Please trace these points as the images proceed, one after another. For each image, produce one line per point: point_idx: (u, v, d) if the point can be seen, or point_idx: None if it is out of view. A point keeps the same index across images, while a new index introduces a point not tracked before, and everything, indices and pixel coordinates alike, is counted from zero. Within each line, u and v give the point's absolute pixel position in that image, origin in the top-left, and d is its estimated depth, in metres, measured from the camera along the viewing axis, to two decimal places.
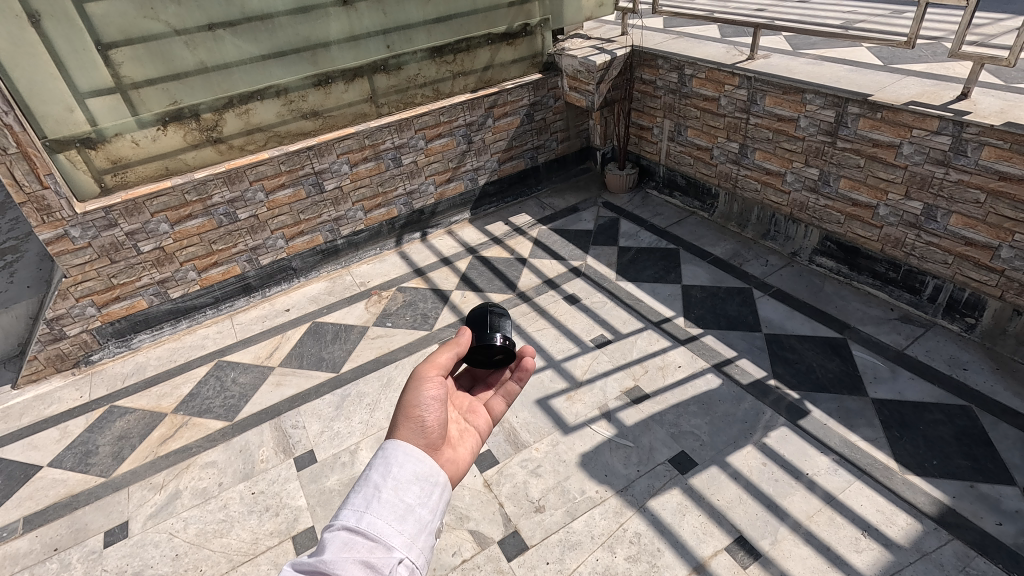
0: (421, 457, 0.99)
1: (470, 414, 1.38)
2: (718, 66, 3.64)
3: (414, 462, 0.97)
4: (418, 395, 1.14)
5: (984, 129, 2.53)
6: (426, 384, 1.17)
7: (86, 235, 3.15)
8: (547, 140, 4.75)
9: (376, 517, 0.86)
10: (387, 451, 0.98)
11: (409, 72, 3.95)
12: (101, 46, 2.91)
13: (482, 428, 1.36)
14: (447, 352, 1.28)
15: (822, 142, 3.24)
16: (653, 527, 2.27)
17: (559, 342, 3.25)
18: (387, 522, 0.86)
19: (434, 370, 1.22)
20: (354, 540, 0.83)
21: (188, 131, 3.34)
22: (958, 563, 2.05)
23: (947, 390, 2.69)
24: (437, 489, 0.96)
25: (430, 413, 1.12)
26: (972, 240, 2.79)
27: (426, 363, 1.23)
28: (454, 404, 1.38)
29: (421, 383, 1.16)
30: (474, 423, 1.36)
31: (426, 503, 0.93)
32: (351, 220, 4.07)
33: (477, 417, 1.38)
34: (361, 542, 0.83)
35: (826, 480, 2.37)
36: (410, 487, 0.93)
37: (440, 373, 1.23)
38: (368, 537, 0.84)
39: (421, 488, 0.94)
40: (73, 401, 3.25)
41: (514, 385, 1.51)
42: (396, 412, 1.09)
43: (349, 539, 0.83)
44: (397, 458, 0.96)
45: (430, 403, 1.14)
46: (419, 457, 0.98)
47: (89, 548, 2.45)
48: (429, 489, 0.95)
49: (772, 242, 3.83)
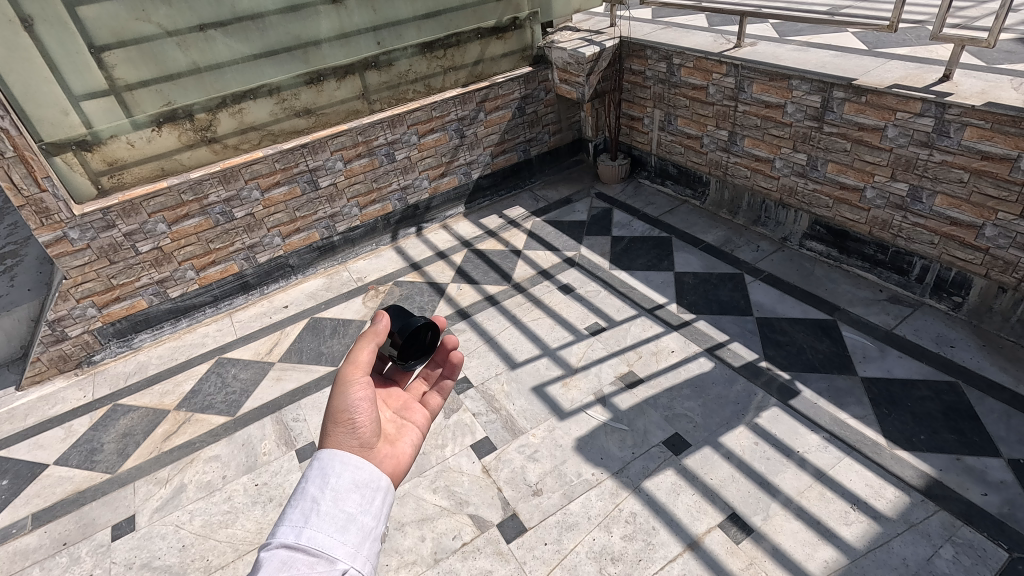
0: (359, 465, 1.01)
1: (404, 411, 1.35)
2: (706, 55, 3.67)
3: (353, 470, 0.99)
4: (345, 399, 1.09)
5: (965, 110, 2.57)
6: (352, 387, 1.11)
7: (85, 237, 3.19)
8: (538, 134, 4.79)
9: (316, 531, 0.86)
10: (322, 463, 0.99)
11: (400, 67, 3.99)
12: (94, 49, 2.95)
13: (421, 422, 1.35)
14: (369, 345, 1.17)
15: (809, 127, 3.29)
16: (648, 507, 2.32)
17: (555, 331, 3.29)
18: (329, 534, 0.87)
19: (358, 372, 1.15)
20: (293, 557, 0.83)
21: (183, 131, 3.38)
22: (945, 532, 2.10)
23: (935, 367, 2.74)
24: (379, 495, 0.99)
25: (362, 414, 1.10)
26: (956, 220, 2.84)
27: (348, 365, 1.15)
28: (388, 404, 1.35)
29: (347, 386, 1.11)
30: (410, 417, 1.34)
31: (368, 510, 0.95)
32: (347, 216, 4.11)
33: (413, 411, 1.36)
34: (301, 558, 0.83)
35: (816, 457, 2.43)
36: (351, 496, 0.95)
37: (365, 373, 1.16)
38: (308, 553, 0.84)
39: (361, 497, 0.97)
40: (77, 401, 3.29)
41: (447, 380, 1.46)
42: (325, 419, 1.06)
43: (288, 556, 0.82)
44: (334, 469, 0.98)
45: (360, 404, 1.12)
46: (357, 465, 1.00)
47: (98, 542, 2.50)
48: (369, 495, 0.98)
49: (763, 228, 3.88)
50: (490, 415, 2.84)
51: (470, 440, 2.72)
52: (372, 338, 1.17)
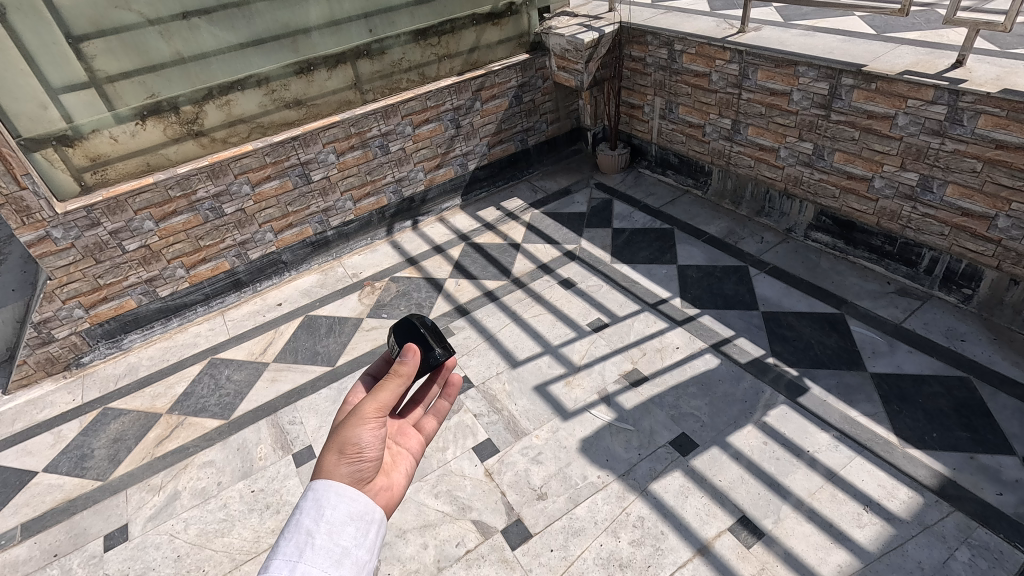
0: (355, 496, 0.93)
1: (399, 437, 1.24)
2: (709, 41, 3.56)
3: (348, 502, 0.91)
4: (356, 434, 1.01)
5: (980, 98, 2.49)
6: (365, 423, 1.03)
7: (69, 236, 3.08)
8: (536, 123, 4.68)
9: (310, 565, 0.79)
10: (317, 494, 0.90)
11: (393, 56, 3.86)
12: (71, 40, 2.81)
13: (415, 449, 1.25)
14: (392, 387, 1.09)
15: (816, 116, 3.19)
16: (656, 511, 2.26)
17: (556, 328, 3.22)
18: (323, 568, 0.79)
19: (376, 410, 1.06)
20: None
21: (168, 125, 3.25)
22: (960, 535, 2.06)
23: (946, 362, 2.69)
24: (373, 527, 0.91)
25: (369, 450, 1.02)
26: (968, 211, 2.77)
27: (368, 403, 1.06)
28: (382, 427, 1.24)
29: (360, 423, 1.03)
30: (405, 445, 1.23)
31: (362, 543, 0.88)
32: (341, 210, 4.01)
33: (408, 438, 1.26)
34: None
35: (827, 457, 2.37)
36: (345, 529, 0.88)
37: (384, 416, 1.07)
38: None
39: (356, 529, 0.89)
40: (66, 405, 3.20)
41: (445, 402, 1.36)
42: (328, 449, 0.98)
43: None
44: (329, 500, 0.90)
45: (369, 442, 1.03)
46: (353, 496, 0.93)
47: (90, 553, 2.43)
48: (365, 527, 0.90)
49: (767, 219, 3.80)
50: (491, 415, 2.77)
51: (471, 442, 2.65)
52: (397, 381, 1.09)
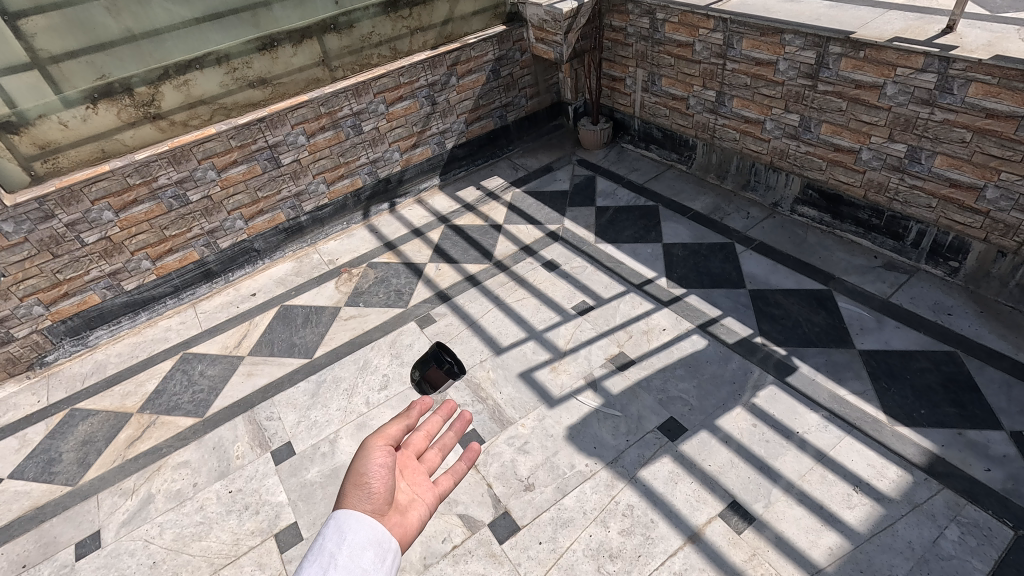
0: (373, 523, 0.92)
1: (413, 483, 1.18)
2: (692, 8, 3.42)
3: (367, 528, 0.91)
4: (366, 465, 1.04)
5: (971, 65, 2.41)
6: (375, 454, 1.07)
7: (21, 230, 2.90)
8: (515, 98, 4.51)
9: None
10: (337, 520, 0.90)
11: (362, 30, 3.66)
12: (8, 16, 2.59)
13: (430, 498, 1.17)
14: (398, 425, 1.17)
15: (802, 86, 3.10)
16: (645, 498, 2.22)
17: (540, 312, 3.14)
18: None
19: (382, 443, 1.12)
20: None
21: (122, 108, 3.04)
22: (950, 512, 2.05)
23: (933, 337, 2.66)
24: (391, 555, 0.89)
25: (379, 480, 1.03)
26: (956, 181, 2.71)
27: (375, 438, 1.13)
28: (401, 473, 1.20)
29: (369, 452, 1.09)
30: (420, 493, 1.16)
31: (381, 565, 0.85)
32: (314, 194, 3.84)
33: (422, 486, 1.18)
34: None
35: (816, 437, 2.34)
36: (363, 552, 0.86)
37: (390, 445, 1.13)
38: None
39: (375, 554, 0.87)
40: (31, 408, 3.06)
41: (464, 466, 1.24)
42: (343, 482, 0.99)
43: None
44: (350, 525, 0.89)
45: (379, 472, 1.05)
46: (371, 522, 0.92)
47: (60, 562, 2.33)
48: (384, 553, 0.88)
49: (753, 193, 3.72)
50: (476, 405, 2.69)
51: None
52: (403, 420, 1.19)
